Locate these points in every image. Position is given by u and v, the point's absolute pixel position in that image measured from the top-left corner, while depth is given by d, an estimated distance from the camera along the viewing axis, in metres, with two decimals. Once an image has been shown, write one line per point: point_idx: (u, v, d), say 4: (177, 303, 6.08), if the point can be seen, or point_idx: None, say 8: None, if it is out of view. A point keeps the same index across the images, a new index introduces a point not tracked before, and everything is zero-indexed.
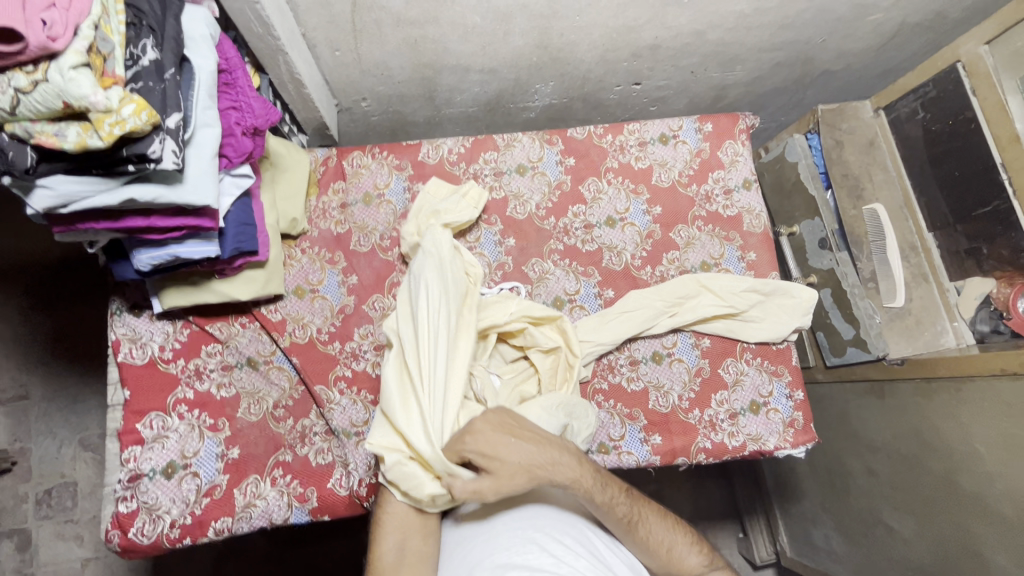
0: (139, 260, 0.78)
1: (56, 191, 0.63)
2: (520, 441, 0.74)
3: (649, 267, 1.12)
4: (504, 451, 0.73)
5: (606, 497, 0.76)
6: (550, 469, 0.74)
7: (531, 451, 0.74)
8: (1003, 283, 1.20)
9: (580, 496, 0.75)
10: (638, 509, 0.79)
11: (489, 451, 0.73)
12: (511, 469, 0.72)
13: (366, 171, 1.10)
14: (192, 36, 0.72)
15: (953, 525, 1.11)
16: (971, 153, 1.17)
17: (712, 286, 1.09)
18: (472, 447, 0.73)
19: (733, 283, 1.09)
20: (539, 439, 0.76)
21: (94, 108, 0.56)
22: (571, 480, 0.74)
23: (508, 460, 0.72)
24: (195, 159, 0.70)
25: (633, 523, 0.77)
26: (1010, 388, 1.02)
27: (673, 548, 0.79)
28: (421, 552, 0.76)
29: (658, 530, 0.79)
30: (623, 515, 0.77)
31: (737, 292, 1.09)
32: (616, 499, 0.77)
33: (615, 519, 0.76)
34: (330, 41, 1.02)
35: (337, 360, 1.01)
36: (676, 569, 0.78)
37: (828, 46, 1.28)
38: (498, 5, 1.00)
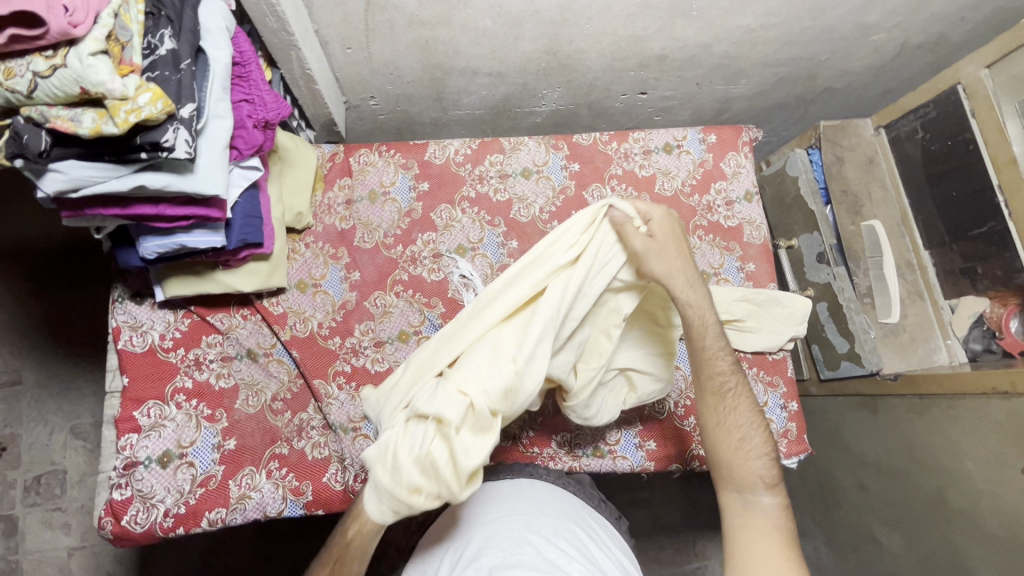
0: (145, 248, 0.79)
1: (68, 176, 0.64)
2: (665, 248, 0.79)
3: None
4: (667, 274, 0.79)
5: (711, 363, 0.81)
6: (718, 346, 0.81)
7: (675, 260, 0.80)
8: (996, 302, 1.21)
9: (699, 340, 0.81)
10: (733, 388, 0.82)
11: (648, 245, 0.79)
12: (654, 263, 0.79)
13: (373, 169, 1.11)
14: (209, 29, 0.72)
15: (944, 542, 1.11)
16: (970, 174, 1.19)
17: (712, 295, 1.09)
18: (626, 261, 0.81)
19: (731, 292, 1.10)
20: (702, 302, 0.80)
21: (110, 95, 0.57)
22: (695, 305, 0.80)
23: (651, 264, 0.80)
24: (206, 149, 0.71)
25: (722, 394, 0.82)
26: (1001, 407, 1.03)
27: (746, 443, 0.80)
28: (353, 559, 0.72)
29: (739, 426, 0.81)
30: (715, 385, 0.82)
31: (730, 301, 1.10)
32: (722, 365, 0.82)
33: (708, 384, 0.82)
34: (341, 39, 1.03)
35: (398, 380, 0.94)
36: (741, 469, 0.78)
37: (832, 63, 1.30)
38: (509, 10, 1.01)
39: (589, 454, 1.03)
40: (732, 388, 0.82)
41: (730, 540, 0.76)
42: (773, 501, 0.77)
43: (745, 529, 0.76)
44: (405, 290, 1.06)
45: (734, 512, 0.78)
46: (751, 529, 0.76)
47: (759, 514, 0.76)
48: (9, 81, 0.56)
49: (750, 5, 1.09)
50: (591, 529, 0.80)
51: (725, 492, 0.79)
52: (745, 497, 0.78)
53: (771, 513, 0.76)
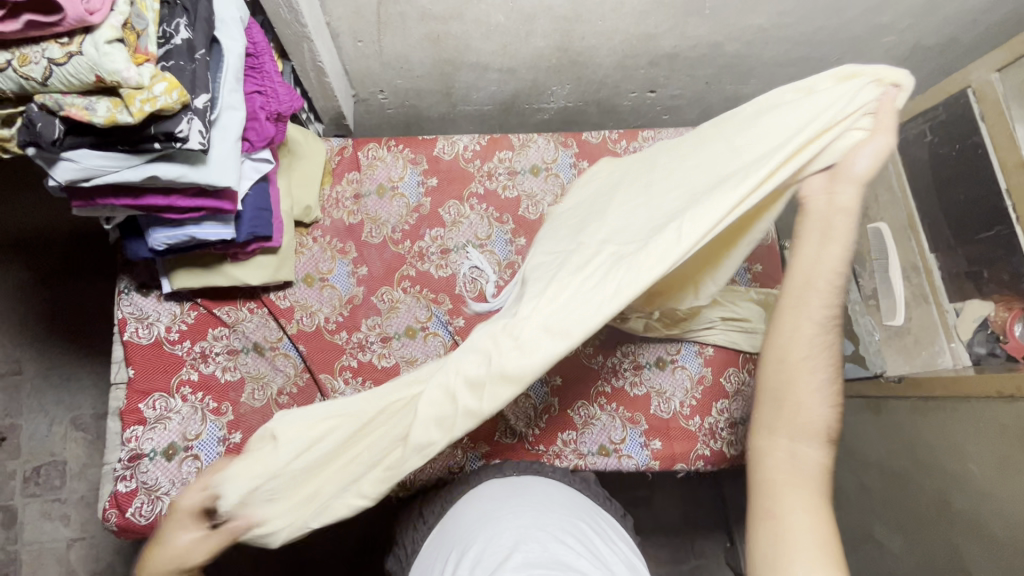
0: (154, 239, 0.78)
1: (80, 164, 0.63)
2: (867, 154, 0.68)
3: None
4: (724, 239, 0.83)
5: (821, 285, 0.69)
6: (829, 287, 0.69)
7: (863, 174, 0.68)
8: (1001, 306, 1.22)
9: (819, 253, 0.69)
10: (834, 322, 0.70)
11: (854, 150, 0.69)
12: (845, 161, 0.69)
13: (381, 164, 1.11)
14: (223, 18, 0.72)
15: (945, 545, 1.11)
16: (978, 178, 1.18)
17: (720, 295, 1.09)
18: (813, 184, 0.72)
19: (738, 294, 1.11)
20: (843, 241, 0.69)
21: (126, 83, 0.56)
22: (844, 211, 0.69)
23: (844, 205, 0.68)
24: (219, 140, 0.70)
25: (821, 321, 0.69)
26: (1005, 410, 1.03)
27: (820, 386, 0.69)
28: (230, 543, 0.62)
29: (817, 368, 0.69)
30: (821, 309, 0.69)
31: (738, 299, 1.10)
32: (831, 292, 0.69)
33: (808, 304, 0.69)
34: (353, 32, 1.02)
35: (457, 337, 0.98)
36: (804, 407, 0.68)
37: (842, 64, 1.30)
38: (522, 5, 1.01)
39: (594, 452, 1.03)
40: (823, 331, 0.69)
41: (761, 489, 0.65)
42: (822, 459, 0.66)
43: (786, 467, 0.65)
44: (412, 286, 1.05)
45: (766, 458, 0.68)
46: (791, 473, 0.65)
47: (802, 473, 0.65)
48: (24, 67, 0.55)
49: (763, 5, 1.08)
50: (598, 526, 0.79)
51: (769, 437, 0.68)
52: (794, 446, 0.66)
53: (817, 471, 0.65)
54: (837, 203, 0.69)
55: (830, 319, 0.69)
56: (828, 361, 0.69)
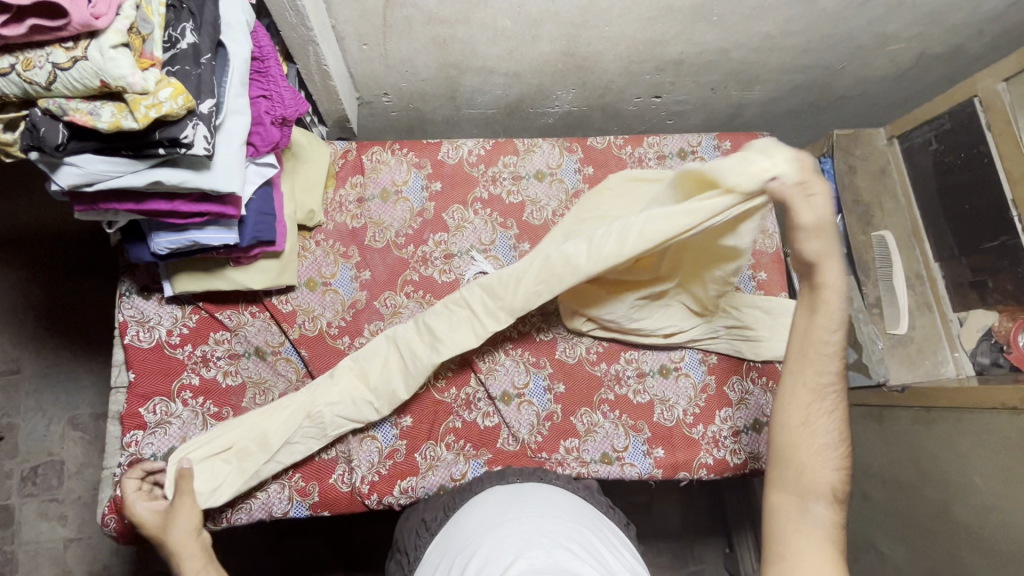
0: (157, 244, 0.78)
1: (83, 169, 0.62)
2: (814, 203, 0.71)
3: None
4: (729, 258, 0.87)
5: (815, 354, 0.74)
6: (826, 349, 0.74)
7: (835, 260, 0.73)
8: (1004, 317, 1.22)
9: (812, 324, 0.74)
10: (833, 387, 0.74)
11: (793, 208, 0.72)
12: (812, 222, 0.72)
13: (386, 167, 1.10)
14: (229, 22, 0.71)
15: (946, 555, 1.12)
16: (984, 187, 1.18)
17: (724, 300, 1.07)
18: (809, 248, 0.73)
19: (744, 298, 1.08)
20: (834, 305, 0.74)
21: (131, 88, 0.56)
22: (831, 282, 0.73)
23: (807, 257, 0.73)
24: (224, 145, 0.69)
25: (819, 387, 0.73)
26: (1010, 423, 1.03)
27: (825, 448, 0.72)
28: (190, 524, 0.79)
29: (820, 429, 0.73)
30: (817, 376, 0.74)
31: (741, 307, 1.08)
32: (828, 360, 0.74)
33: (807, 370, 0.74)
34: (358, 35, 1.01)
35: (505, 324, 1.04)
36: (808, 466, 0.71)
37: (849, 72, 1.30)
38: (529, 11, 1.00)
39: (597, 460, 1.02)
40: (826, 393, 0.74)
41: (771, 543, 0.69)
42: (831, 513, 0.69)
43: (795, 528, 0.68)
44: (416, 291, 1.04)
45: (779, 514, 0.70)
46: (801, 534, 0.68)
47: (812, 527, 0.68)
48: (27, 72, 0.54)
49: (771, 12, 1.08)
50: (601, 532, 0.79)
51: (781, 494, 0.71)
52: (804, 502, 0.69)
53: (825, 529, 0.68)
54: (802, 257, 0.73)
55: (831, 382, 0.74)
56: (834, 418, 0.73)
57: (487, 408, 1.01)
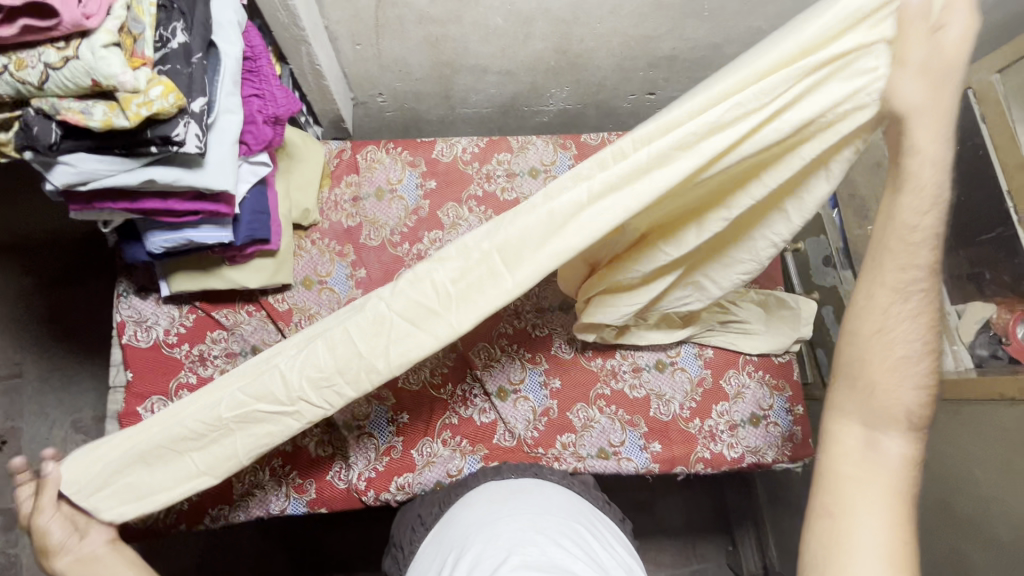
0: (152, 243, 0.79)
1: (77, 168, 0.63)
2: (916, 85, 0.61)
3: None
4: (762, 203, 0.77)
5: (909, 256, 0.64)
6: (906, 268, 0.65)
7: (925, 128, 0.62)
8: (1003, 309, 1.20)
9: (900, 218, 0.64)
10: (922, 292, 0.66)
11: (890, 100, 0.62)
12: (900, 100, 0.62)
13: (380, 166, 1.10)
14: (220, 22, 0.72)
15: (948, 548, 1.11)
16: (979, 179, 1.18)
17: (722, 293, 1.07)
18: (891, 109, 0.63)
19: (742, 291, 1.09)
20: (931, 184, 0.63)
21: (122, 87, 0.57)
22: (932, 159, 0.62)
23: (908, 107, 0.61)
24: (217, 144, 0.70)
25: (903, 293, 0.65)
26: (1009, 413, 1.03)
27: (904, 364, 0.65)
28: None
29: (900, 346, 0.66)
30: (894, 283, 0.66)
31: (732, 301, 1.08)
32: (918, 262, 0.65)
33: (890, 277, 0.66)
34: (351, 35, 1.02)
35: (501, 317, 1.06)
36: (881, 388, 0.65)
37: None
38: (520, 8, 1.01)
39: (593, 455, 1.02)
40: (909, 299, 0.66)
41: (825, 475, 0.66)
42: (902, 451, 0.64)
43: (850, 460, 0.65)
44: None
45: (845, 455, 0.66)
46: (866, 467, 0.64)
47: (878, 462, 0.64)
48: (20, 72, 0.55)
49: (762, 7, 1.08)
50: (596, 528, 0.79)
51: (844, 419, 0.67)
52: (872, 435, 0.65)
53: (896, 464, 0.64)
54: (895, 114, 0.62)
55: (919, 283, 0.65)
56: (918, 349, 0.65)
57: (483, 404, 1.02)
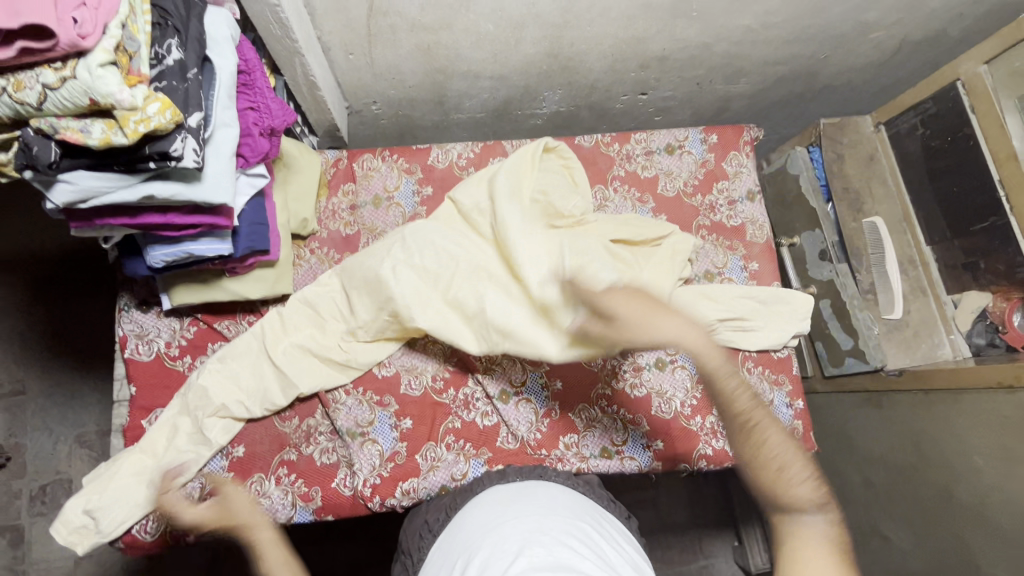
0: (152, 257, 0.79)
1: (76, 186, 0.64)
2: (629, 304, 0.79)
3: None
4: (648, 319, 0.78)
5: (729, 378, 0.77)
6: (729, 379, 0.77)
7: (669, 318, 0.78)
8: (999, 297, 1.22)
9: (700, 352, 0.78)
10: (754, 408, 0.76)
11: (616, 307, 0.80)
12: (626, 313, 0.79)
13: (377, 174, 1.11)
14: (215, 38, 0.72)
15: (951, 537, 1.12)
16: (971, 170, 1.19)
17: (707, 293, 1.09)
18: (627, 311, 0.79)
19: (723, 292, 1.10)
20: (704, 333, 0.79)
21: (119, 105, 0.57)
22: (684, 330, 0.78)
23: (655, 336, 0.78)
24: (213, 157, 0.71)
25: (749, 425, 0.75)
26: (1008, 402, 1.04)
27: (785, 470, 0.70)
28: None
29: (776, 452, 0.72)
30: (741, 413, 0.76)
31: (733, 298, 1.10)
32: (737, 387, 0.77)
33: (733, 413, 0.76)
34: (344, 45, 1.03)
35: None
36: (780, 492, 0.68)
37: (832, 61, 1.31)
38: (511, 14, 1.02)
39: (596, 455, 1.03)
40: (754, 404, 0.76)
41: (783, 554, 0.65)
42: (821, 518, 0.66)
43: (801, 548, 0.64)
44: None
45: (795, 539, 0.65)
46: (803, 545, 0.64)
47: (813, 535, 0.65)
48: (18, 93, 0.56)
49: (750, 6, 1.09)
50: (602, 527, 0.79)
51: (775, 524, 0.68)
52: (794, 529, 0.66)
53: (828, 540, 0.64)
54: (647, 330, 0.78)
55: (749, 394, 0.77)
56: (785, 445, 0.72)
57: (485, 408, 1.02)
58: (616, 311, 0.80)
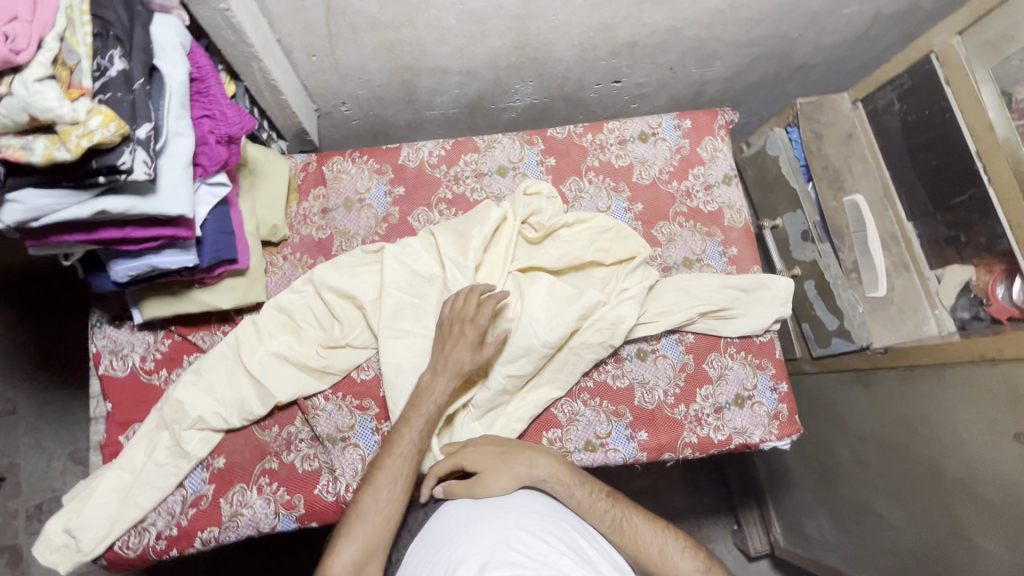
0: (116, 271, 0.78)
1: (26, 205, 0.63)
2: (496, 456, 0.87)
3: (660, 225, 1.15)
4: (499, 465, 0.86)
5: (587, 501, 0.82)
6: (581, 490, 0.83)
7: (496, 458, 0.87)
8: (982, 269, 1.20)
9: (565, 487, 0.84)
10: (622, 509, 0.81)
11: (477, 463, 0.87)
12: (497, 477, 0.84)
13: (347, 176, 1.10)
14: (161, 45, 0.71)
15: (943, 513, 1.12)
16: (947, 144, 1.18)
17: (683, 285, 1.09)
18: (467, 458, 0.88)
19: (698, 287, 1.09)
20: (559, 461, 0.87)
21: (60, 120, 0.56)
22: (548, 472, 0.85)
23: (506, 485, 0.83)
24: (167, 168, 0.70)
25: (618, 526, 0.79)
26: (990, 375, 1.04)
27: (665, 552, 0.78)
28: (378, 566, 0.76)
29: (668, 553, 0.78)
30: (608, 522, 0.80)
31: (713, 290, 1.09)
32: (596, 500, 0.82)
33: (599, 520, 0.80)
34: (305, 47, 1.01)
35: None
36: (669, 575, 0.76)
37: (805, 39, 1.29)
38: (472, 7, 1.00)
39: (580, 448, 1.02)
40: (608, 509, 0.81)
41: None
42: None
43: None
44: None
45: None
46: None
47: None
48: None
49: None
50: (579, 523, 0.79)
51: None
52: None
53: None
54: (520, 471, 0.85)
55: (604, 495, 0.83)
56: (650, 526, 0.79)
57: None
58: (461, 456, 0.89)
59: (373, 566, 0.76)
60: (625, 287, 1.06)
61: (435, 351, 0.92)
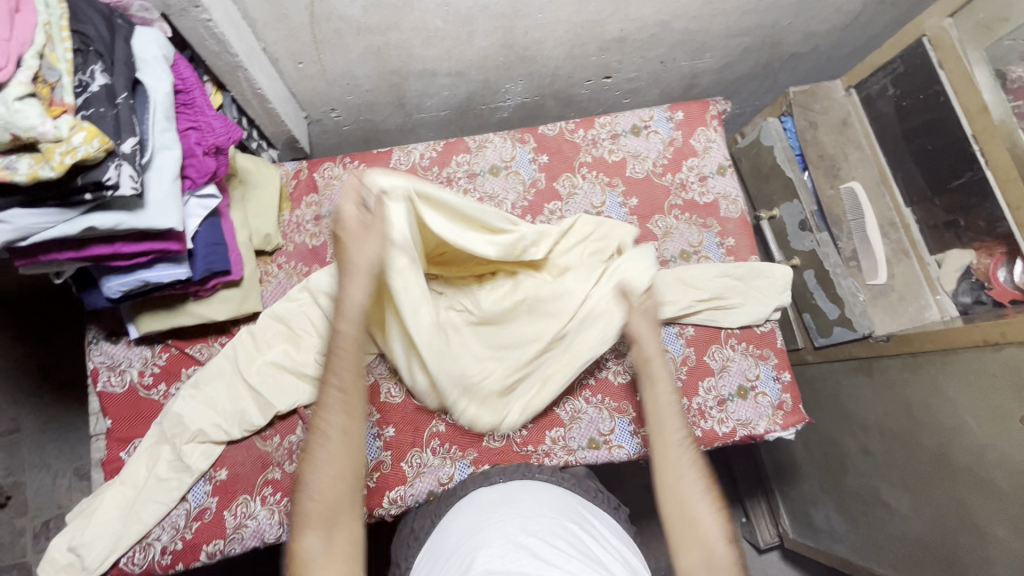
0: (109, 288, 0.78)
1: (12, 225, 0.62)
2: (647, 331, 0.90)
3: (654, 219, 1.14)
4: (652, 335, 0.90)
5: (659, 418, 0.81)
6: (671, 401, 0.83)
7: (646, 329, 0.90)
8: (982, 253, 1.18)
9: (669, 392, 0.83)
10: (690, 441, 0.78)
11: (635, 330, 0.90)
12: (642, 343, 0.89)
13: (338, 182, 1.09)
14: (143, 58, 0.71)
15: (953, 499, 1.11)
16: (943, 127, 1.17)
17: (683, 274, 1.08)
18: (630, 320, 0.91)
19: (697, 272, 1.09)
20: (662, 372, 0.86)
21: (43, 138, 0.56)
22: (659, 373, 0.86)
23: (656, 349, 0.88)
24: (155, 182, 0.69)
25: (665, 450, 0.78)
26: (993, 359, 1.03)
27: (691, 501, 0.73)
28: (352, 538, 0.66)
29: (703, 510, 0.72)
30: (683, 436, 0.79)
31: (710, 278, 1.08)
32: (677, 424, 0.80)
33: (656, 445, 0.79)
34: (292, 54, 1.01)
35: None
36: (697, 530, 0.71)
37: (795, 27, 1.28)
38: (458, 8, 0.99)
39: (584, 446, 1.02)
40: (685, 447, 0.77)
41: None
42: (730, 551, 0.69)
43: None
44: None
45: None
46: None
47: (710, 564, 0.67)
48: None
49: None
50: (587, 522, 0.78)
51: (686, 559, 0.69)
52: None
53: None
54: (642, 336, 0.89)
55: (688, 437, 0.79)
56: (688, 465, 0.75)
57: None
58: (634, 322, 0.91)
59: (342, 535, 0.66)
60: (631, 271, 1.00)
61: (338, 256, 0.79)
